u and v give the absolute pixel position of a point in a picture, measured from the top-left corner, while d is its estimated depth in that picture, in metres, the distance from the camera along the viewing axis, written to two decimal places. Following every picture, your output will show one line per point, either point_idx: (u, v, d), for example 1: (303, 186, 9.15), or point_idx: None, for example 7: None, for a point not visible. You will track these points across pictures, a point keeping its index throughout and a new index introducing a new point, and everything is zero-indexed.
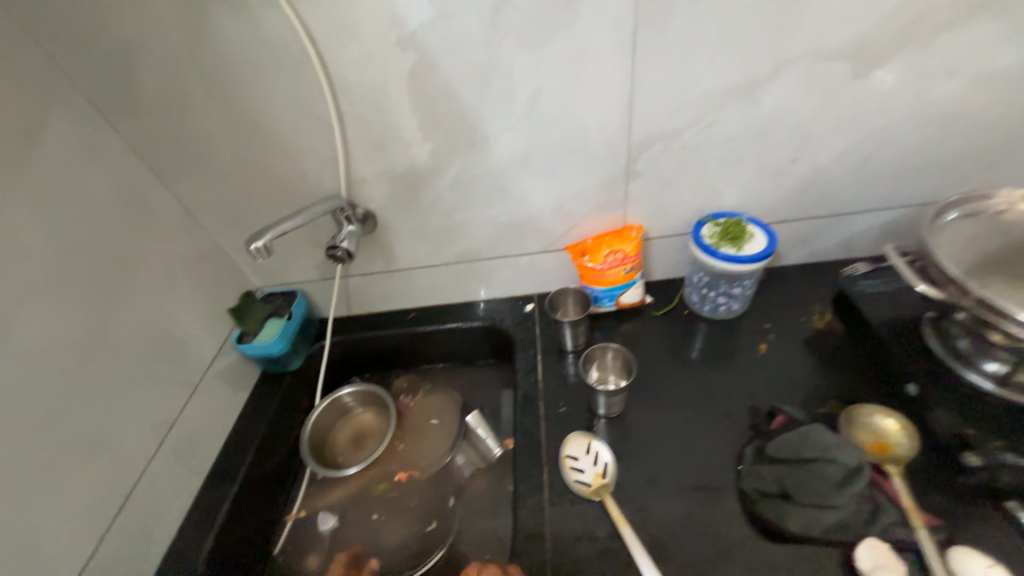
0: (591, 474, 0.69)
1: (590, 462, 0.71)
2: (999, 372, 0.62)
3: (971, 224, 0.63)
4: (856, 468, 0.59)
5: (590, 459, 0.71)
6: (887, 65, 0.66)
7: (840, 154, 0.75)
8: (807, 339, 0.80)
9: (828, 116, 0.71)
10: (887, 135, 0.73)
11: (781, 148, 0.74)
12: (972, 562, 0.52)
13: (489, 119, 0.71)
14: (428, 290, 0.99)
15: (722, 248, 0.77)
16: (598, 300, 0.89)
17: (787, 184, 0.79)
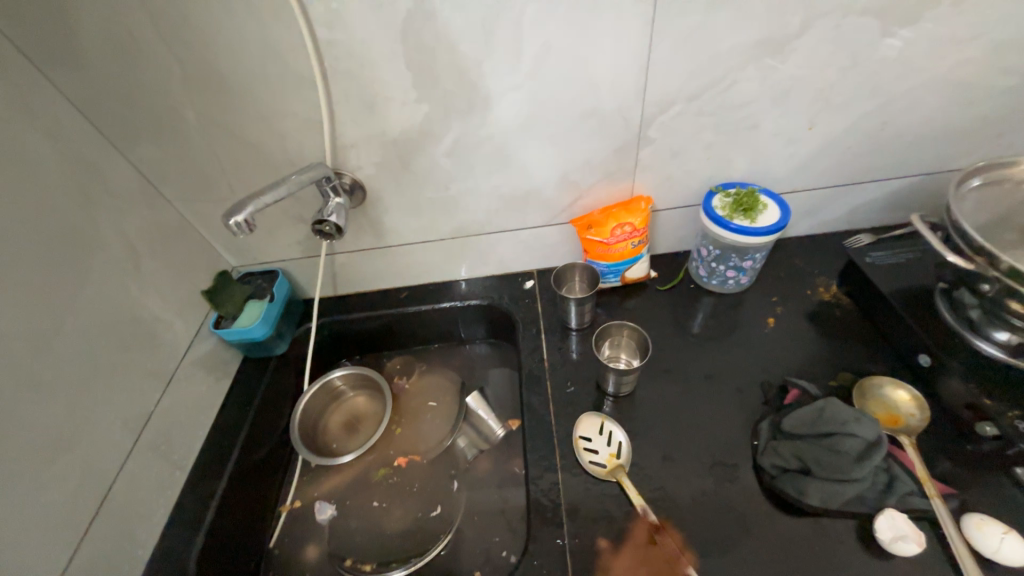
0: (606, 455, 0.68)
1: (603, 443, 0.69)
2: (1012, 342, 0.60)
3: (993, 193, 0.61)
4: (874, 442, 0.59)
5: (603, 440, 0.69)
6: (918, 23, 0.62)
7: (860, 120, 0.72)
8: (815, 312, 0.79)
9: (851, 79, 0.67)
10: (907, 101, 0.70)
11: (800, 114, 0.70)
12: (987, 529, 0.53)
13: (493, 78, 0.64)
14: (423, 268, 0.93)
15: (734, 219, 0.74)
16: (603, 275, 0.85)
17: (801, 153, 0.76)
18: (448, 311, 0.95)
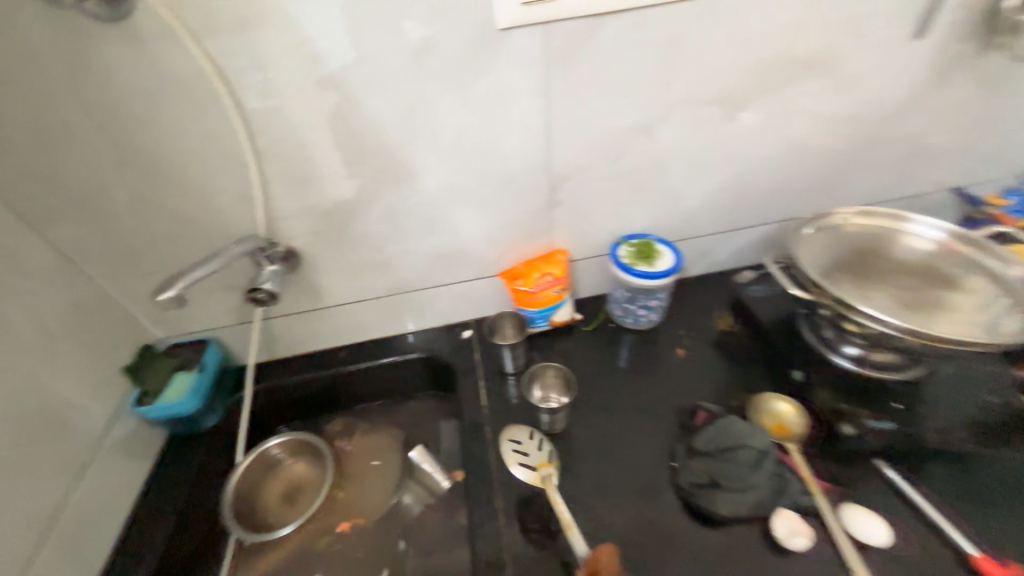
0: (534, 459, 0.76)
1: (534, 449, 0.77)
2: (856, 353, 0.77)
3: (822, 236, 0.76)
4: (765, 450, 0.69)
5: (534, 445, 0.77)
6: (754, 108, 0.78)
7: (726, 180, 0.87)
8: (716, 341, 0.89)
9: (713, 150, 0.82)
10: (759, 165, 0.87)
11: (679, 177, 0.85)
12: (858, 515, 0.63)
13: (416, 155, 0.72)
14: (362, 326, 0.96)
15: (637, 265, 0.86)
16: (533, 321, 0.92)
17: (686, 207, 0.90)
18: (387, 367, 0.96)
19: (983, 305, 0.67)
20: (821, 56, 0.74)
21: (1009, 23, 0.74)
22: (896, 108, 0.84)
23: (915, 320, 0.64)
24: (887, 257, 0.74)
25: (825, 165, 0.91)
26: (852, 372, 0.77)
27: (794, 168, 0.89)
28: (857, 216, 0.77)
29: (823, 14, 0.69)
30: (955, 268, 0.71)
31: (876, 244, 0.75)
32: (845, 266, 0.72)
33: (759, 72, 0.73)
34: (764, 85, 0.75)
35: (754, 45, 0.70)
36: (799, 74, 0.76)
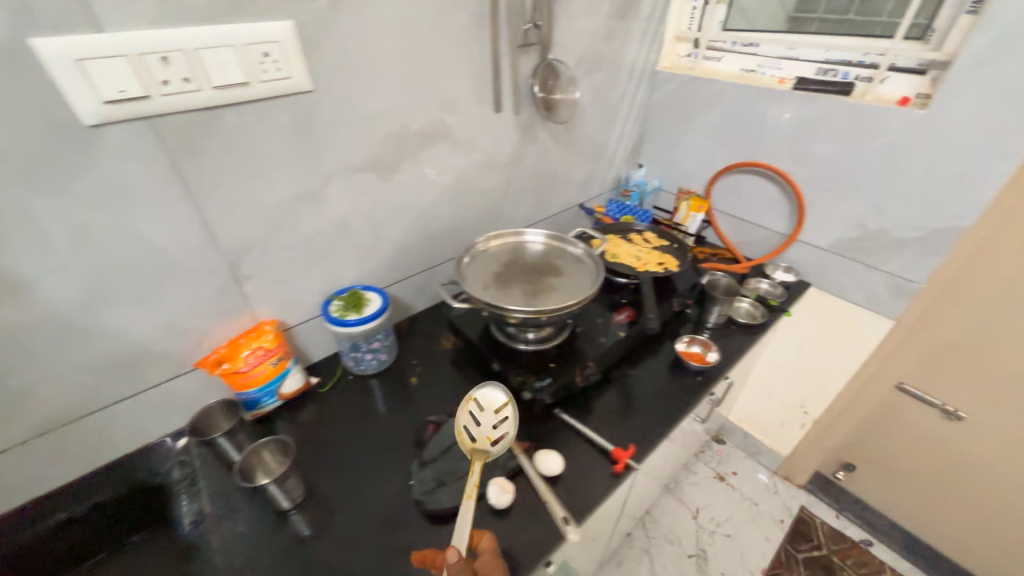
0: (482, 434, 0.80)
1: (489, 422, 0.81)
2: (530, 339, 0.98)
3: (478, 261, 0.96)
4: (475, 436, 0.83)
5: (490, 420, 0.81)
6: (401, 170, 0.96)
7: (408, 227, 1.05)
8: (441, 362, 1.07)
9: (383, 206, 0.97)
10: (430, 211, 1.07)
11: (363, 233, 0.97)
12: (548, 457, 0.81)
13: (22, 265, 0.62)
14: (9, 491, 0.72)
15: (349, 315, 0.93)
16: (259, 400, 0.90)
17: (383, 256, 1.04)
18: (88, 516, 0.79)
19: (579, 276, 0.94)
20: (436, 128, 0.97)
21: (547, 99, 1.13)
22: (511, 157, 1.17)
23: (537, 300, 0.88)
24: (522, 261, 0.99)
25: (482, 203, 1.18)
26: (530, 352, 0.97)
27: (459, 209, 1.13)
28: (491, 241, 1.02)
29: (422, 99, 0.91)
30: (562, 256, 1.00)
31: (514, 254, 1.00)
32: (494, 279, 0.93)
33: (392, 144, 0.91)
34: (400, 153, 0.94)
35: (376, 124, 0.87)
36: (428, 142, 0.97)
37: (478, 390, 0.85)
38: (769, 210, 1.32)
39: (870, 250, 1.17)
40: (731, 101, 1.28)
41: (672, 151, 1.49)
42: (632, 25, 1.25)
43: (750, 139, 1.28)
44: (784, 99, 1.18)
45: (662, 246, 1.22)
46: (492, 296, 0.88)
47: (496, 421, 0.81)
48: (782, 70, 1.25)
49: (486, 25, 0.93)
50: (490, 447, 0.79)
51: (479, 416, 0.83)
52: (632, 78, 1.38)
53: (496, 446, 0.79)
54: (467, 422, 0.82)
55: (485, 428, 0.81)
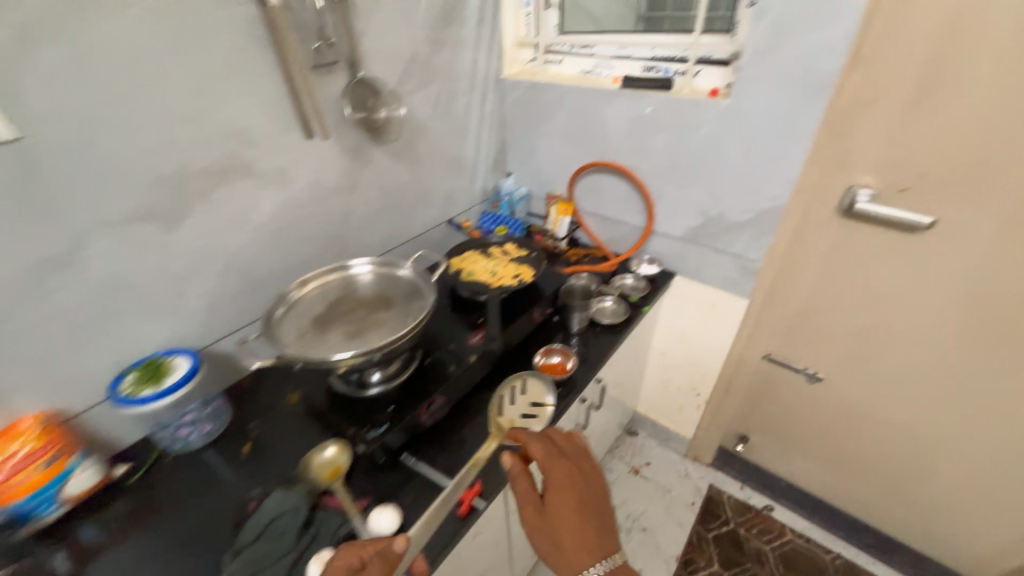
0: (510, 413, 0.89)
1: (519, 399, 0.92)
2: (382, 376, 0.89)
3: (295, 312, 0.86)
4: (296, 507, 0.74)
5: (523, 404, 0.90)
6: (191, 214, 0.84)
7: (221, 277, 0.92)
8: (282, 415, 0.94)
9: (177, 259, 0.84)
10: (247, 255, 0.95)
11: (154, 292, 0.83)
12: (380, 514, 0.73)
13: None
14: None
15: (144, 391, 0.79)
16: (32, 511, 0.72)
17: (192, 313, 0.90)
18: None
19: (411, 304, 0.89)
20: (228, 164, 0.86)
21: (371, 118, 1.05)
22: (344, 183, 1.08)
23: (360, 337, 0.80)
24: (354, 295, 0.92)
25: (318, 236, 1.08)
26: (387, 393, 0.89)
27: (289, 246, 1.02)
28: (313, 280, 0.91)
29: (198, 133, 0.80)
30: (398, 284, 0.95)
31: (346, 289, 0.93)
32: (312, 326, 0.82)
33: (167, 187, 0.79)
34: (182, 196, 0.82)
35: (136, 169, 0.75)
36: (219, 180, 0.85)
37: (529, 373, 0.96)
38: (626, 206, 1.34)
39: (715, 235, 1.20)
40: (572, 104, 1.29)
41: (533, 157, 1.47)
42: (461, 34, 1.22)
43: (595, 138, 1.29)
44: (615, 98, 1.19)
45: (521, 257, 1.20)
46: (304, 347, 0.77)
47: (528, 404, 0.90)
48: (614, 70, 1.27)
49: (264, 45, 0.83)
50: (513, 429, 0.86)
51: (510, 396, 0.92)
52: (477, 87, 1.34)
53: (517, 431, 0.86)
54: (507, 398, 0.92)
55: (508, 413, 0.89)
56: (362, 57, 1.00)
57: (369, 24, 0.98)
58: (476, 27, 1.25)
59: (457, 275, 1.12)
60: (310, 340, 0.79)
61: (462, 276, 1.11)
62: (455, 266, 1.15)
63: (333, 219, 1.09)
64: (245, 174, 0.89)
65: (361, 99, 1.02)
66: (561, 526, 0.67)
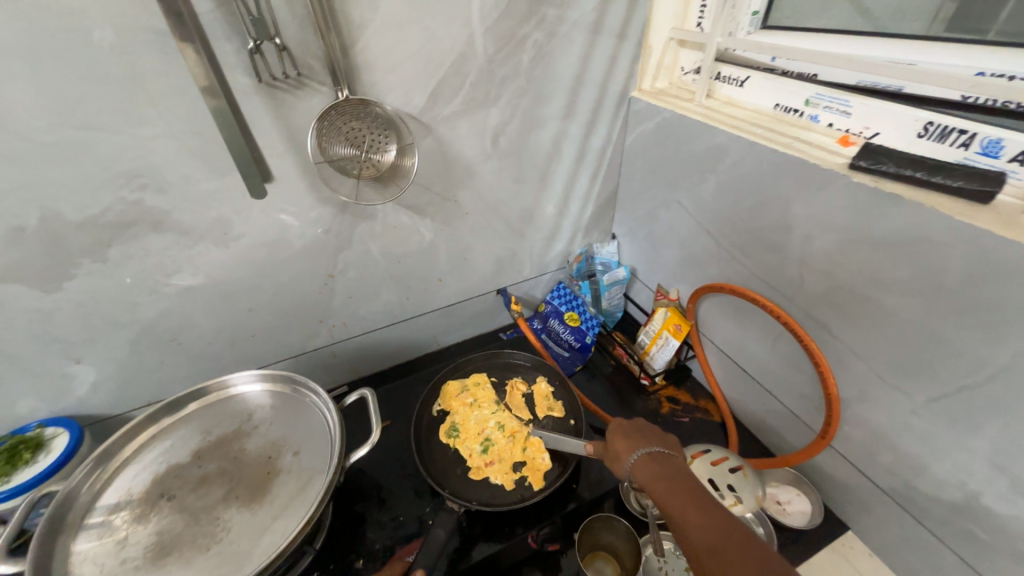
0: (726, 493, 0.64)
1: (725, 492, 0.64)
2: None
3: (150, 451, 0.59)
4: None
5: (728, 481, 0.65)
6: (80, 275, 0.61)
7: (135, 344, 0.70)
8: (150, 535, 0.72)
9: (65, 323, 0.64)
10: (171, 321, 0.71)
11: (37, 358, 0.65)
12: None
13: None
14: None
15: (16, 477, 0.64)
16: None
17: (97, 381, 0.71)
18: None
19: (281, 523, 0.52)
20: (129, 215, 0.60)
21: (366, 158, 0.67)
22: (327, 242, 0.75)
23: (160, 571, 0.48)
24: (247, 444, 0.60)
25: (283, 303, 0.78)
26: None
27: (239, 313, 0.76)
28: (198, 401, 0.64)
29: (70, 173, 0.54)
30: (308, 454, 0.58)
31: (248, 424, 0.62)
32: (141, 499, 0.54)
33: (33, 242, 0.57)
34: (61, 253, 0.59)
35: None
36: (115, 234, 0.60)
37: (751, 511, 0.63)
38: (787, 376, 0.71)
39: (976, 533, 0.54)
40: (732, 169, 0.69)
41: (652, 227, 0.92)
42: (566, 25, 0.71)
43: (764, 244, 0.68)
44: (827, 189, 0.56)
45: (550, 420, 0.74)
46: (93, 555, 0.49)
47: (725, 484, 0.65)
48: (850, 118, 0.61)
49: (172, 47, 0.52)
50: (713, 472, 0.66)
51: (720, 491, 0.64)
52: (585, 108, 0.82)
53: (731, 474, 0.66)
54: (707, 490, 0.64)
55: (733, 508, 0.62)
56: (360, 65, 0.62)
57: (376, 11, 0.59)
58: (599, 12, 0.72)
59: (439, 425, 0.74)
60: (105, 541, 0.50)
61: (443, 433, 0.72)
62: (445, 404, 0.76)
63: (306, 283, 0.78)
64: (158, 229, 0.62)
65: (352, 129, 0.65)
66: (610, 449, 0.59)
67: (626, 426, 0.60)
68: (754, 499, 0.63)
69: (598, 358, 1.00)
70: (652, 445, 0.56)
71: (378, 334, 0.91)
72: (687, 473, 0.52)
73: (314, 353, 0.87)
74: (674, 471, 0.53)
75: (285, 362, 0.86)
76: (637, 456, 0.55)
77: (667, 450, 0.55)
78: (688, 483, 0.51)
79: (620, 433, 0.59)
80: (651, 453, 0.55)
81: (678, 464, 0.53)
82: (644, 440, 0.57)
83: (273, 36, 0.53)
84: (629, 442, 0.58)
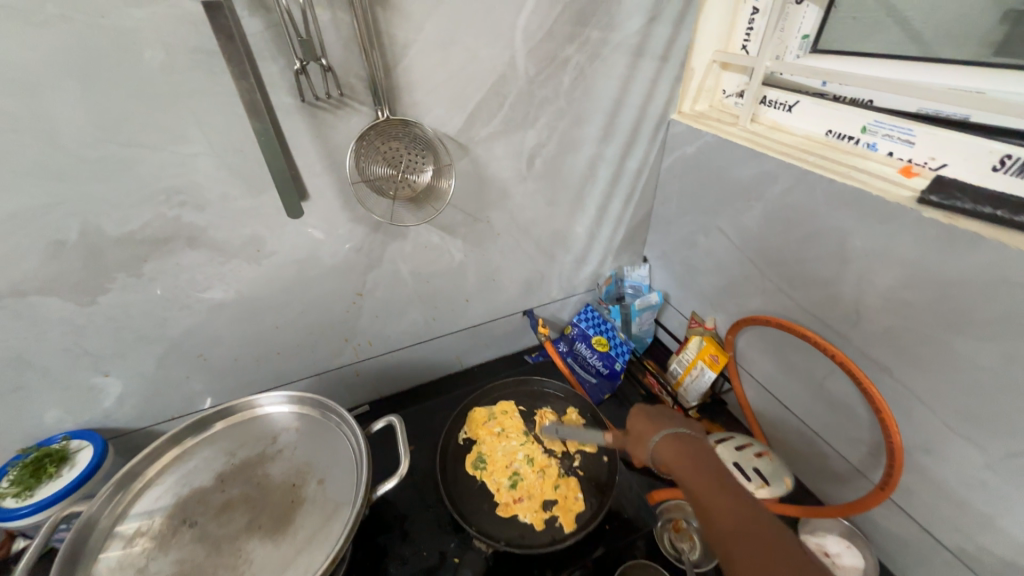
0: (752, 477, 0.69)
1: (750, 475, 0.69)
2: None
3: (173, 472, 0.58)
4: None
5: (750, 463, 0.70)
6: (114, 288, 0.61)
7: (163, 359, 0.70)
8: None
9: (96, 336, 0.64)
10: (200, 336, 0.70)
11: (66, 369, 0.65)
12: None
13: None
14: None
15: (41, 489, 0.64)
16: None
17: (124, 393, 0.71)
18: None
19: (305, 557, 0.49)
20: (166, 230, 0.60)
21: (403, 179, 0.66)
22: (357, 260, 0.74)
23: None
24: (271, 468, 0.59)
25: (310, 321, 0.77)
26: None
27: (267, 330, 0.75)
28: (222, 421, 0.63)
29: (111, 188, 0.54)
30: (333, 484, 0.56)
31: (274, 447, 0.61)
32: (163, 524, 0.53)
33: (72, 255, 0.57)
34: (98, 267, 0.59)
35: (19, 233, 0.53)
36: (151, 249, 0.60)
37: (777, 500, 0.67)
38: (837, 418, 0.67)
39: None
40: (781, 198, 0.66)
41: (688, 253, 0.89)
42: (609, 47, 0.70)
43: (816, 277, 0.64)
44: (892, 223, 0.53)
45: (583, 456, 0.70)
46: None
47: (752, 469, 0.69)
48: (913, 148, 0.58)
49: (219, 67, 0.52)
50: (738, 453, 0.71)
51: (747, 474, 0.69)
52: (623, 130, 0.80)
53: (754, 455, 0.71)
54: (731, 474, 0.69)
55: (760, 490, 0.67)
56: (402, 85, 0.61)
57: (420, 32, 0.58)
58: (643, 35, 0.71)
59: (465, 454, 0.71)
60: (126, 569, 0.49)
61: (469, 463, 0.70)
62: (472, 432, 0.74)
63: (334, 301, 0.77)
64: (193, 245, 0.62)
65: (390, 149, 0.64)
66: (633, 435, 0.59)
67: (650, 411, 0.60)
68: (782, 483, 0.69)
69: (627, 385, 0.96)
70: (676, 426, 0.57)
71: (402, 354, 0.89)
72: (712, 452, 0.53)
73: (337, 371, 0.85)
74: (698, 450, 0.53)
75: (307, 380, 0.84)
76: (661, 436, 0.56)
77: (691, 431, 0.56)
78: (712, 462, 0.51)
79: (642, 416, 0.60)
80: (674, 433, 0.55)
81: (704, 445, 0.54)
82: (667, 422, 0.58)
83: (319, 56, 0.53)
84: (653, 423, 0.58)
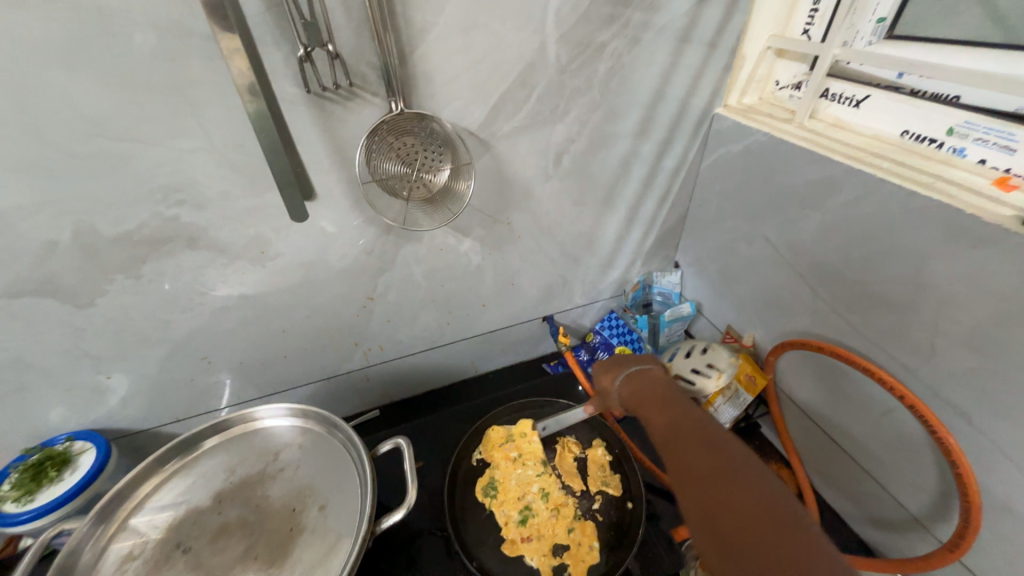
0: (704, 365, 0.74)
1: (701, 364, 0.74)
2: None
3: (171, 490, 0.55)
4: None
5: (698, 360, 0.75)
6: (112, 290, 0.58)
7: (166, 361, 0.67)
8: None
9: (96, 338, 0.61)
10: (203, 339, 0.67)
11: (67, 371, 0.62)
12: None
13: None
14: None
15: (42, 494, 0.62)
16: None
17: (127, 395, 0.68)
18: None
19: None
20: (164, 230, 0.55)
21: (419, 177, 0.60)
22: (369, 263, 0.69)
23: None
24: (270, 490, 0.55)
25: (318, 325, 0.73)
26: None
27: (273, 333, 0.71)
28: (222, 435, 0.60)
29: (104, 185, 0.50)
30: (334, 511, 0.52)
31: (274, 466, 0.57)
32: (157, 549, 0.50)
33: (66, 255, 0.53)
34: (94, 267, 0.55)
35: (9, 232, 0.49)
36: (150, 249, 0.56)
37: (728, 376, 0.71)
38: (894, 457, 0.60)
39: None
40: (845, 208, 0.58)
41: (726, 261, 0.81)
42: (651, 31, 0.62)
43: (881, 300, 0.56)
44: (986, 246, 0.45)
45: (604, 500, 0.64)
46: None
47: (704, 364, 0.74)
48: (1013, 156, 0.49)
49: (216, 53, 0.47)
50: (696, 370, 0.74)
51: (704, 372, 0.73)
52: (661, 125, 0.72)
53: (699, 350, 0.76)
54: (690, 385, 0.73)
55: (717, 379, 0.70)
56: (418, 75, 0.55)
57: (441, 13, 0.52)
58: (691, 18, 0.63)
59: (477, 478, 0.67)
60: None
61: (479, 489, 0.66)
62: (487, 453, 0.69)
63: (342, 304, 0.72)
64: (194, 245, 0.58)
65: (404, 145, 0.58)
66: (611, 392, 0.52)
67: (608, 360, 0.55)
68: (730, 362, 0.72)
69: None
70: (632, 365, 0.52)
71: (414, 359, 0.85)
72: (672, 389, 0.48)
73: (346, 376, 0.82)
74: (656, 387, 0.49)
75: (316, 383, 0.81)
76: (620, 380, 0.51)
77: (644, 366, 0.52)
78: (672, 401, 0.46)
79: (609, 369, 0.54)
80: (630, 374, 0.51)
81: (659, 378, 0.50)
82: (626, 364, 0.53)
83: (326, 42, 0.47)
84: (615, 369, 0.54)
